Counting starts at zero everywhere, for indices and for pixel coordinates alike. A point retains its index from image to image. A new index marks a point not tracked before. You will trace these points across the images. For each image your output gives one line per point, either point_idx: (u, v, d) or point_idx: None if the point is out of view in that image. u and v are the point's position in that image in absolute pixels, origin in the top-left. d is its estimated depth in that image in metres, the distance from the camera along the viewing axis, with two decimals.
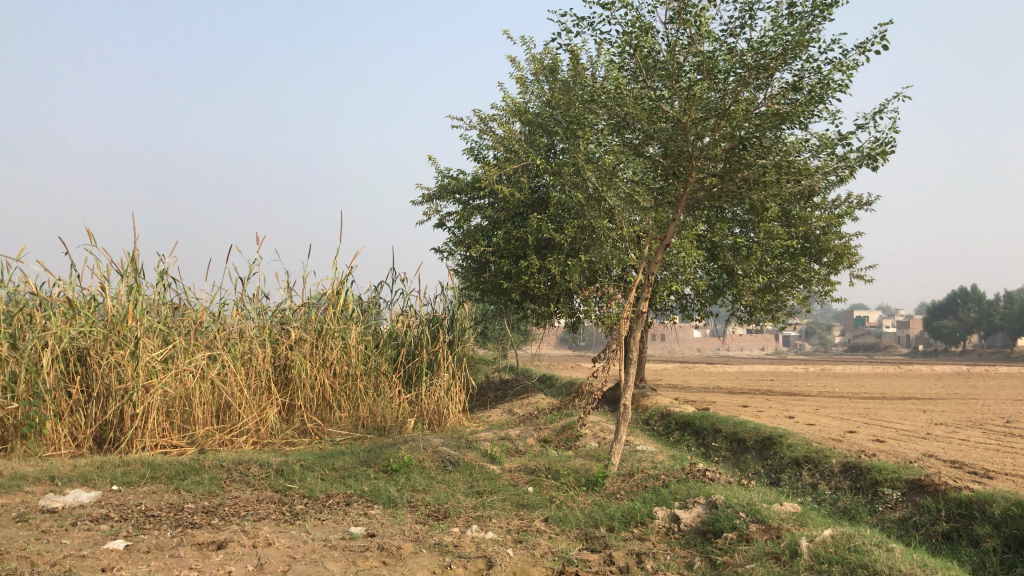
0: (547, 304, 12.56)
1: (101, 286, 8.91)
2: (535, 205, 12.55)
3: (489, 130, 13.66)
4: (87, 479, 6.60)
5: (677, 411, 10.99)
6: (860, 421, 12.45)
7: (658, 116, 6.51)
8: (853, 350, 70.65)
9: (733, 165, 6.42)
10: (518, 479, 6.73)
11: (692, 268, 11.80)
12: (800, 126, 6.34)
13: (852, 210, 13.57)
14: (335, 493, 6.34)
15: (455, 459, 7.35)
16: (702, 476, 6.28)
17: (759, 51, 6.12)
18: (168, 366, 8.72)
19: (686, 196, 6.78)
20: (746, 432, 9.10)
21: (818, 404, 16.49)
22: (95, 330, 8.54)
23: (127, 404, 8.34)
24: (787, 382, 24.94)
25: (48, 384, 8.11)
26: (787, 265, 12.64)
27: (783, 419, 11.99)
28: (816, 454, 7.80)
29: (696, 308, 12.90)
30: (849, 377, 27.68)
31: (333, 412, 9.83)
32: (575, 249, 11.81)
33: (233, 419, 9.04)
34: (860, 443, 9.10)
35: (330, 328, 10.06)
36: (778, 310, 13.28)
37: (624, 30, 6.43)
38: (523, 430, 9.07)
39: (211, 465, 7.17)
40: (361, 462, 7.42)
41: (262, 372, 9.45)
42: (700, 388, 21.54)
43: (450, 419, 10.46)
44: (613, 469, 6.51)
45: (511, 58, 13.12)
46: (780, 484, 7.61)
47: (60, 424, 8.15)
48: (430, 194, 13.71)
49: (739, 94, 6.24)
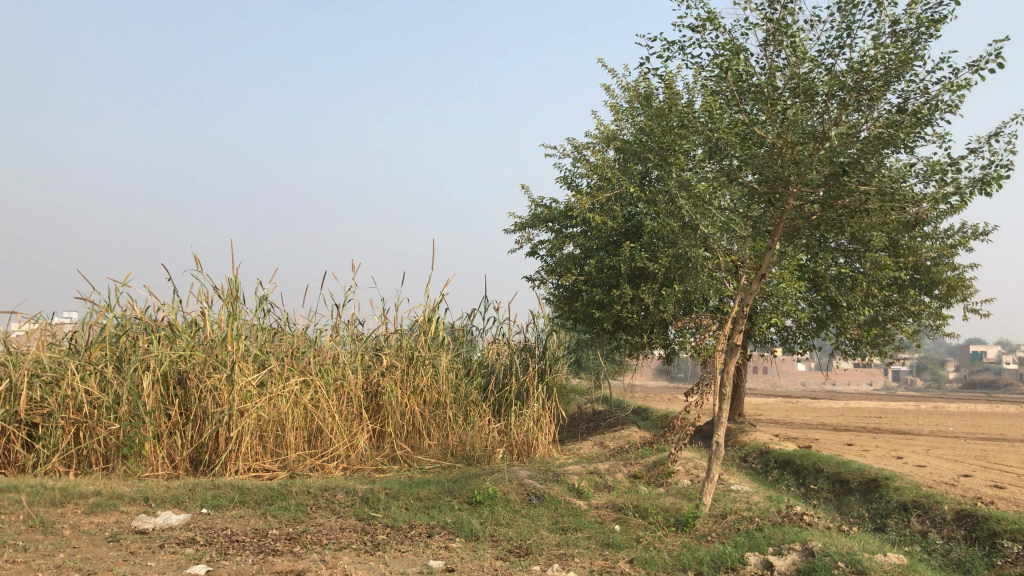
0: (640, 335, 12.30)
1: (201, 311, 9.17)
2: (629, 233, 12.35)
3: (583, 158, 13.58)
4: (179, 501, 6.73)
5: (776, 448, 10.53)
6: (977, 464, 11.67)
7: (753, 142, 6.26)
8: (969, 387, 67.00)
9: (835, 192, 6.11)
10: (605, 516, 6.52)
11: (793, 299, 11.36)
12: (907, 149, 5.99)
13: (966, 240, 12.86)
14: (418, 524, 6.28)
15: (541, 493, 7.18)
16: (800, 520, 5.93)
17: (859, 71, 5.84)
18: (263, 390, 8.88)
19: (784, 223, 6.48)
20: (850, 474, 8.62)
21: (931, 445, 15.59)
22: (195, 354, 8.78)
23: (223, 427, 8.51)
24: (897, 420, 23.73)
25: (148, 406, 8.37)
26: (895, 297, 12.03)
27: (891, 460, 11.35)
28: (927, 500, 7.30)
29: (798, 342, 12.32)
30: (966, 417, 26.15)
31: (423, 440, 9.80)
32: (670, 278, 11.57)
33: (325, 444, 9.12)
34: (976, 488, 8.49)
35: (421, 356, 10.10)
36: (885, 344, 12.53)
37: (715, 53, 6.24)
38: (613, 465, 8.84)
39: (298, 490, 7.21)
40: (446, 492, 7.33)
41: (353, 398, 9.54)
42: (802, 424, 20.72)
43: (540, 451, 10.22)
44: (705, 509, 6.23)
45: (604, 85, 13.05)
46: (886, 531, 7.14)
47: (158, 445, 8.38)
48: (523, 222, 13.69)
49: (840, 117, 5.95)
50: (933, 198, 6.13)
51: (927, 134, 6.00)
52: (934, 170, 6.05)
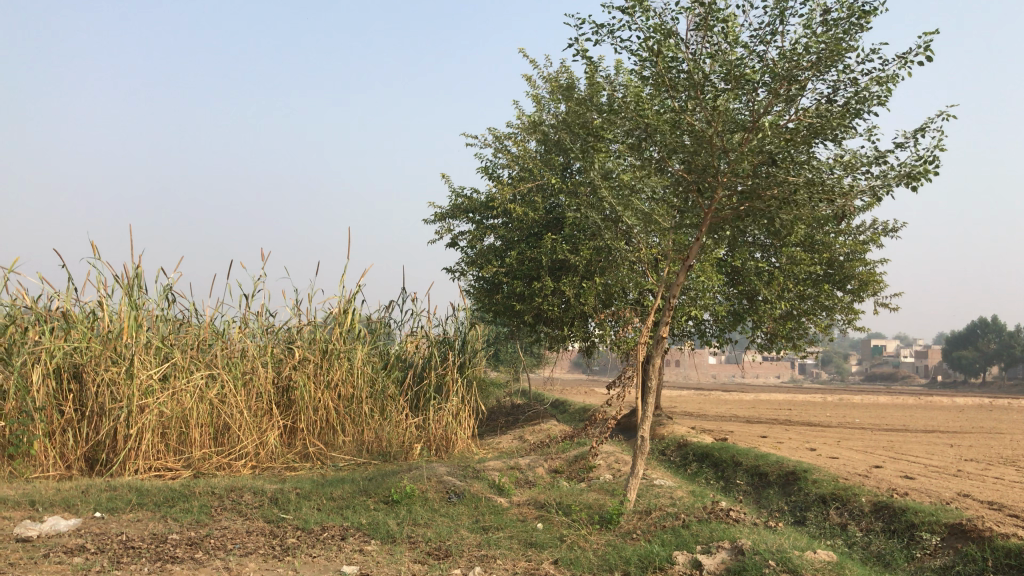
0: (561, 328, 12.12)
1: (99, 300, 8.58)
2: (550, 225, 12.10)
3: (505, 149, 13.37)
4: (70, 505, 6.22)
5: (695, 440, 10.52)
6: (886, 455, 11.94)
7: (680, 129, 6.13)
8: (870, 380, 69.65)
9: (764, 182, 6.04)
10: (527, 514, 6.30)
11: (711, 293, 11.36)
12: (836, 141, 5.94)
13: (877, 236, 13.13)
14: (331, 526, 5.94)
15: (461, 491, 6.93)
16: (726, 516, 5.83)
17: (790, 60, 5.75)
18: (165, 385, 8.36)
19: (711, 213, 6.40)
20: (768, 466, 8.63)
21: (841, 436, 15.95)
22: (91, 346, 8.21)
23: (121, 424, 7.97)
24: (807, 412, 24.30)
25: (38, 402, 7.77)
26: (810, 291, 12.17)
27: (805, 452, 11.50)
28: (844, 492, 7.33)
29: (715, 334, 12.42)
30: (870, 409, 27.01)
31: (337, 436, 9.42)
32: (591, 271, 11.44)
33: (232, 441, 8.67)
34: (888, 479, 8.62)
35: (335, 348, 9.71)
36: (799, 337, 12.70)
37: (645, 36, 6.05)
38: (534, 460, 8.66)
39: (202, 491, 6.75)
40: (361, 491, 7.00)
41: (263, 393, 9.10)
42: (718, 416, 21.02)
43: (458, 446, 10.00)
44: (629, 505, 6.08)
45: (527, 76, 12.85)
46: (806, 523, 7.14)
47: (49, 444, 7.81)
48: (443, 212, 13.40)
49: (769, 106, 5.87)
50: (860, 191, 6.11)
51: (856, 127, 5.97)
52: (861, 163, 6.03)
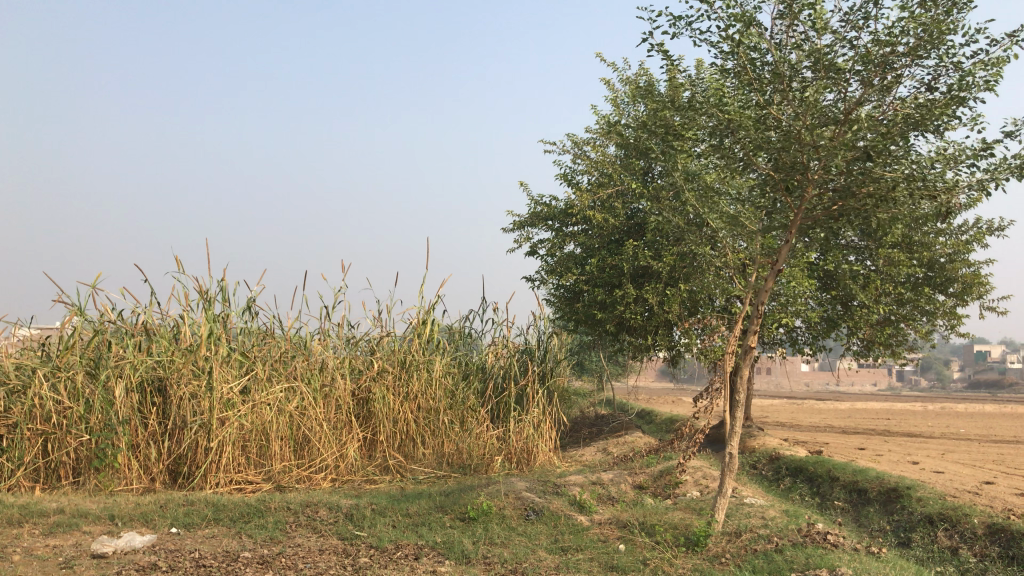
0: (644, 337, 11.73)
1: (181, 314, 8.65)
2: (632, 231, 11.86)
3: (583, 155, 13.10)
4: (148, 520, 6.23)
5: (788, 453, 9.99)
6: (997, 470, 11.13)
7: (767, 125, 5.76)
8: (974, 387, 66.37)
9: (858, 179, 5.62)
10: (608, 534, 6.00)
11: (802, 298, 10.82)
12: (938, 132, 5.47)
13: (982, 235, 12.33)
14: (405, 545, 5.77)
15: (540, 508, 6.67)
16: (823, 540, 5.43)
17: (884, 46, 5.31)
18: (245, 398, 8.36)
19: (802, 214, 6.00)
20: (868, 482, 8.09)
21: (947, 448, 15.04)
22: (172, 360, 8.28)
23: (202, 437, 8.00)
24: (908, 421, 23.12)
25: (122, 416, 7.86)
26: (908, 295, 11.50)
27: (908, 466, 10.82)
28: (954, 512, 6.77)
29: (807, 342, 11.84)
30: (977, 418, 25.50)
31: (417, 448, 9.29)
32: (675, 278, 11.04)
33: (312, 454, 8.62)
34: (1002, 497, 7.97)
35: (414, 360, 9.58)
36: (898, 344, 11.98)
37: (726, 27, 5.69)
38: (617, 475, 8.33)
39: (278, 506, 6.66)
40: (437, 507, 6.80)
41: (342, 405, 9.02)
42: (812, 427, 20.21)
43: (540, 459, 9.74)
44: (717, 527, 5.71)
45: (604, 79, 12.56)
46: (911, 546, 6.61)
47: (133, 457, 7.89)
48: (522, 221, 13.20)
49: (863, 96, 5.44)
50: (968, 186, 5.61)
51: (960, 116, 5.47)
52: (967, 156, 5.52)
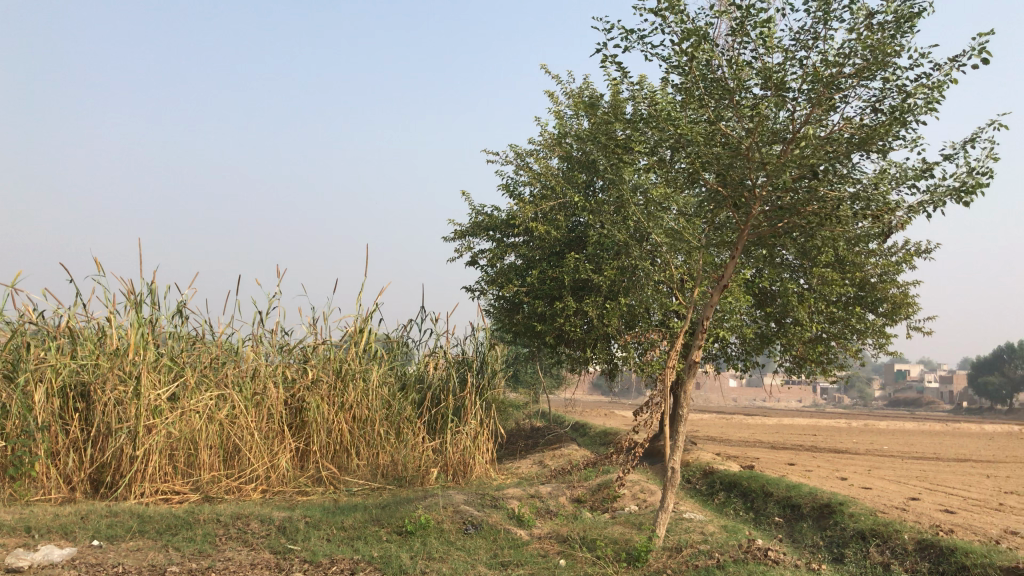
0: (582, 349, 11.72)
1: (108, 316, 8.31)
2: (573, 244, 11.89)
3: (526, 166, 13.08)
4: (68, 531, 5.92)
5: (722, 468, 10.07)
6: (921, 486, 11.42)
7: (716, 140, 5.79)
8: (894, 405, 68.46)
9: (803, 197, 5.70)
10: (549, 549, 5.94)
11: (739, 314, 10.95)
12: (881, 153, 5.57)
13: (910, 257, 12.67)
14: (340, 559, 5.60)
15: (478, 522, 6.56)
16: (764, 556, 5.51)
17: (832, 66, 5.39)
18: (173, 406, 8.06)
19: (747, 230, 6.05)
20: (801, 497, 8.19)
21: (872, 464, 15.40)
22: (97, 364, 7.94)
23: (127, 445, 7.68)
24: (832, 437, 23.69)
25: (41, 421, 7.50)
26: (840, 314, 11.74)
27: (837, 481, 11.02)
28: (885, 528, 6.89)
29: (741, 358, 11.97)
30: (897, 435, 26.27)
31: (351, 459, 9.09)
32: (615, 291, 11.05)
33: (243, 464, 8.35)
34: (928, 513, 8.15)
35: (350, 369, 9.39)
36: (829, 362, 12.22)
37: (678, 41, 5.71)
38: (555, 488, 8.28)
39: (207, 518, 6.41)
40: (373, 520, 6.64)
41: (275, 414, 8.77)
42: (742, 441, 20.52)
43: (476, 471, 9.63)
44: (658, 542, 5.69)
45: (548, 91, 12.57)
46: (844, 562, 6.71)
47: (52, 465, 7.53)
48: (463, 230, 13.11)
49: (810, 115, 5.52)
50: (908, 207, 5.73)
51: (902, 137, 5.58)
52: (908, 177, 5.64)
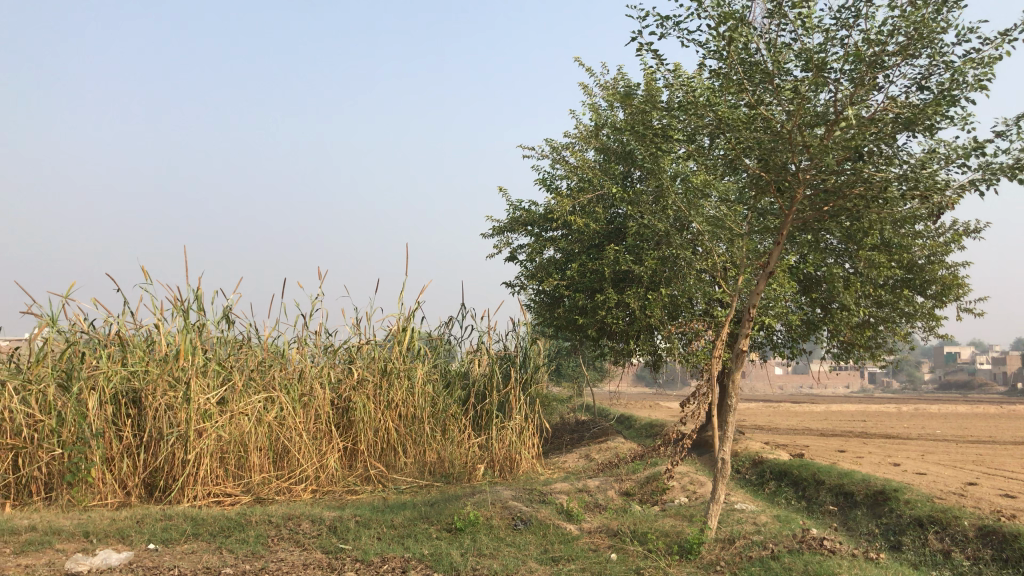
0: (626, 341, 11.64)
1: (155, 323, 8.43)
2: (612, 236, 11.80)
3: (562, 159, 13.01)
4: (124, 536, 6.02)
5: (772, 457, 9.93)
6: (978, 470, 11.15)
7: (757, 124, 5.69)
8: (945, 389, 67.09)
9: (849, 180, 5.58)
10: (599, 543, 5.90)
11: (783, 301, 10.79)
12: (929, 132, 5.43)
13: (959, 237, 12.37)
14: (391, 557, 5.61)
15: (527, 518, 6.54)
16: (819, 546, 5.43)
17: (875, 44, 5.26)
18: (223, 409, 8.16)
19: (792, 215, 5.94)
20: (854, 485, 8.04)
21: (926, 450, 15.09)
22: (147, 371, 8.06)
23: (179, 449, 7.78)
24: (883, 423, 23.29)
25: (95, 428, 7.64)
26: (888, 297, 11.50)
27: (890, 468, 10.82)
28: (943, 514, 6.73)
29: (787, 346, 11.79)
30: (951, 419, 25.73)
31: (398, 458, 9.13)
32: (656, 282, 10.95)
33: (292, 465, 8.43)
34: (987, 498, 7.95)
35: (395, 368, 9.42)
36: (878, 347, 11.98)
37: (714, 26, 5.62)
38: (603, 481, 8.23)
39: (259, 520, 6.47)
40: (422, 518, 6.66)
41: (322, 414, 8.83)
42: (791, 430, 20.25)
43: (522, 466, 9.61)
44: (710, 534, 5.62)
45: (582, 83, 12.49)
46: (902, 550, 6.56)
47: (107, 471, 7.66)
48: (501, 226, 13.09)
49: (853, 96, 5.39)
50: (960, 186, 5.57)
51: (951, 115, 5.43)
52: (958, 156, 5.48)
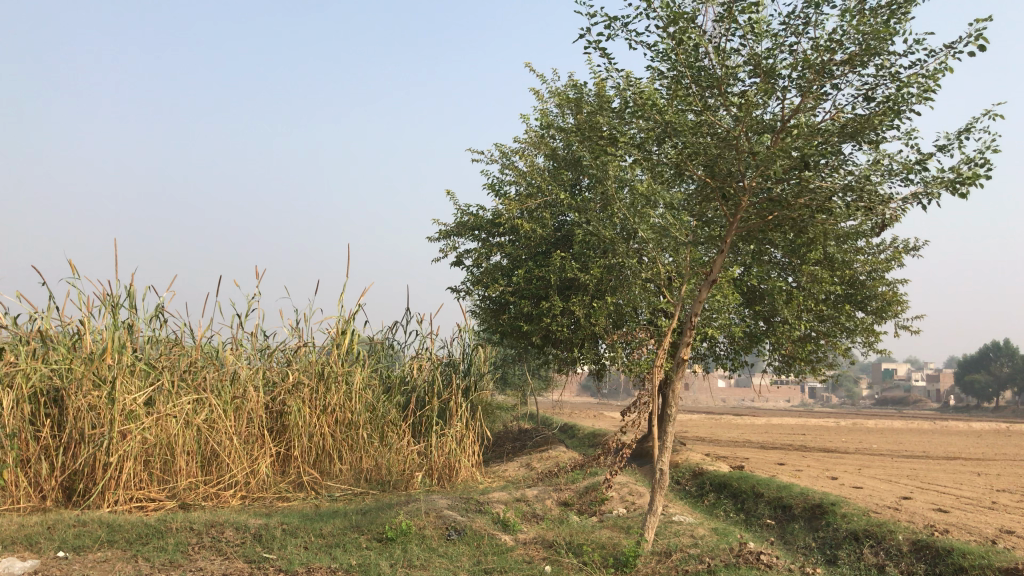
0: (570, 350, 11.53)
1: (81, 320, 8.05)
2: (559, 243, 11.68)
3: (511, 165, 12.90)
4: (33, 543, 5.69)
5: (712, 468, 9.89)
6: (913, 485, 11.28)
7: (704, 130, 5.62)
8: (881, 404, 68.67)
9: (794, 189, 5.54)
10: (534, 555, 5.75)
11: (727, 313, 10.80)
12: (874, 144, 5.41)
13: (899, 254, 12.54)
14: (316, 567, 5.39)
15: (461, 527, 6.36)
16: (756, 560, 5.37)
17: (824, 52, 5.22)
18: (149, 411, 7.82)
19: (737, 224, 5.88)
20: (792, 498, 8.03)
21: (863, 464, 15.28)
22: (70, 369, 7.69)
23: (100, 452, 7.42)
24: (822, 436, 23.64)
25: (10, 428, 7.25)
26: (829, 312, 11.59)
27: (828, 481, 10.89)
28: (879, 528, 6.72)
29: (729, 358, 11.80)
30: (886, 433, 26.28)
31: (333, 464, 8.87)
32: (602, 290, 10.88)
33: (221, 470, 8.12)
34: (921, 513, 8.00)
35: (333, 371, 9.15)
36: (819, 361, 12.08)
37: (663, 29, 5.54)
38: (542, 491, 8.09)
39: (180, 527, 6.18)
40: (353, 526, 6.43)
41: (254, 418, 8.54)
42: (732, 441, 20.41)
43: (461, 474, 9.42)
44: (647, 546, 5.51)
45: (533, 89, 12.38)
46: (837, 564, 6.53)
47: (22, 474, 7.28)
48: (448, 230, 12.91)
49: (800, 104, 5.35)
50: (902, 199, 5.56)
51: (896, 128, 5.41)
52: (901, 169, 5.47)
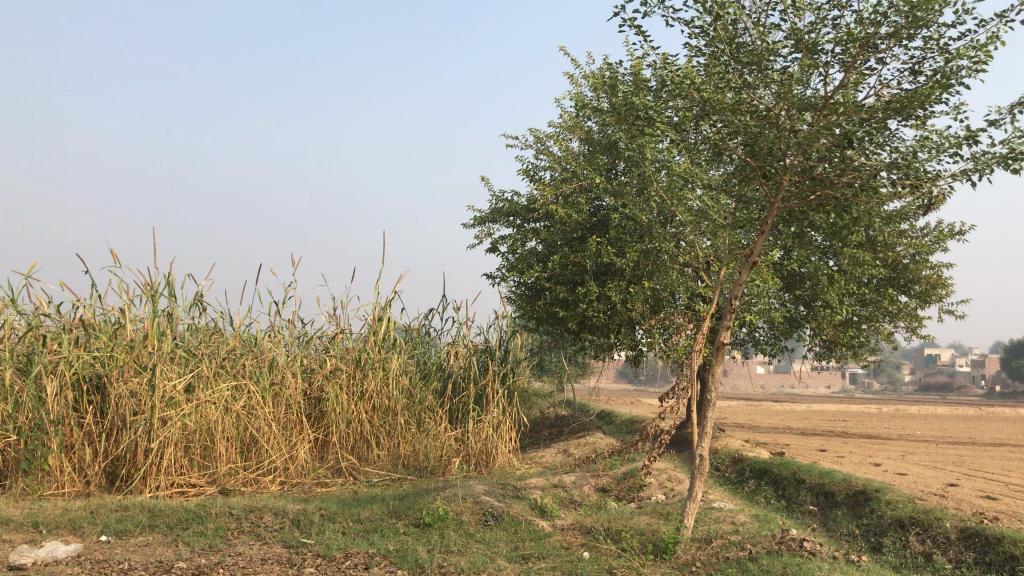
0: (606, 336, 11.44)
1: (122, 308, 8.13)
2: (595, 228, 11.57)
3: (546, 149, 12.80)
4: (76, 527, 5.77)
5: (752, 455, 9.75)
6: (959, 471, 11.04)
7: (743, 109, 5.49)
8: (925, 390, 67.52)
9: (837, 167, 5.40)
10: (572, 541, 5.70)
11: (767, 297, 10.63)
12: (921, 120, 5.25)
13: (944, 237, 12.25)
14: (354, 553, 5.39)
15: (499, 513, 6.33)
16: (799, 548, 5.27)
17: (868, 26, 5.06)
18: (189, 397, 7.88)
19: (778, 205, 5.74)
20: (835, 484, 7.88)
21: (907, 450, 15.00)
22: (112, 357, 7.78)
23: (141, 437, 7.51)
24: (865, 423, 23.25)
25: (54, 415, 7.36)
26: (871, 296, 11.34)
27: (871, 467, 10.69)
28: (925, 515, 6.56)
29: (769, 343, 11.62)
30: (930, 419, 25.78)
31: (371, 450, 8.89)
32: (639, 275, 10.77)
33: (260, 456, 8.17)
34: (968, 500, 7.81)
35: (369, 358, 9.16)
36: (860, 346, 11.86)
37: (701, 5, 5.41)
38: (579, 477, 8.03)
39: (219, 512, 6.22)
40: (390, 512, 6.43)
41: (292, 404, 8.58)
42: (772, 428, 20.18)
43: (498, 461, 9.39)
44: (687, 533, 5.43)
45: (568, 73, 12.26)
46: (882, 551, 6.39)
47: (66, 460, 7.39)
48: (483, 216, 12.87)
49: (843, 80, 5.21)
50: (950, 176, 5.39)
51: (945, 102, 5.24)
52: (949, 145, 5.30)
